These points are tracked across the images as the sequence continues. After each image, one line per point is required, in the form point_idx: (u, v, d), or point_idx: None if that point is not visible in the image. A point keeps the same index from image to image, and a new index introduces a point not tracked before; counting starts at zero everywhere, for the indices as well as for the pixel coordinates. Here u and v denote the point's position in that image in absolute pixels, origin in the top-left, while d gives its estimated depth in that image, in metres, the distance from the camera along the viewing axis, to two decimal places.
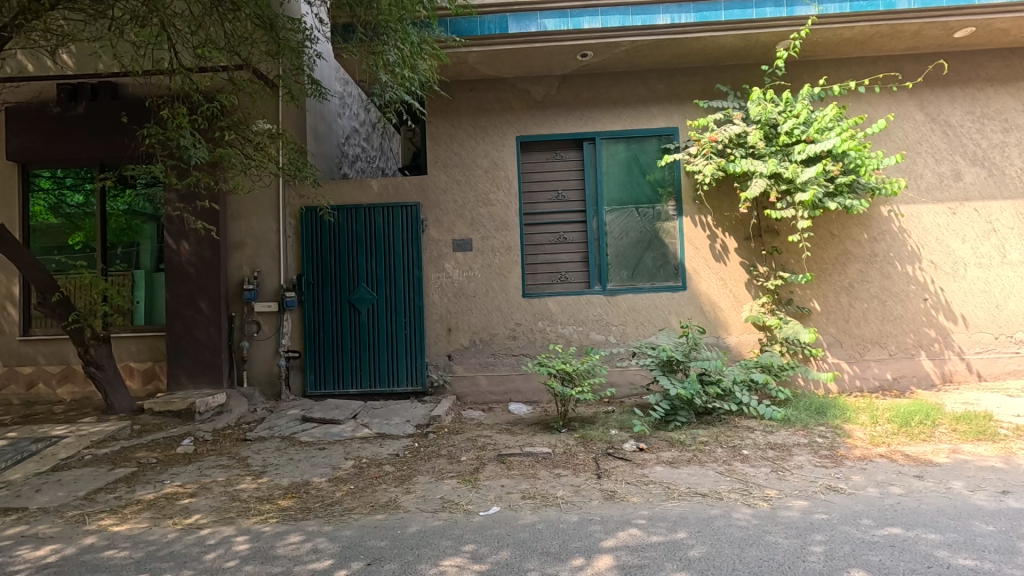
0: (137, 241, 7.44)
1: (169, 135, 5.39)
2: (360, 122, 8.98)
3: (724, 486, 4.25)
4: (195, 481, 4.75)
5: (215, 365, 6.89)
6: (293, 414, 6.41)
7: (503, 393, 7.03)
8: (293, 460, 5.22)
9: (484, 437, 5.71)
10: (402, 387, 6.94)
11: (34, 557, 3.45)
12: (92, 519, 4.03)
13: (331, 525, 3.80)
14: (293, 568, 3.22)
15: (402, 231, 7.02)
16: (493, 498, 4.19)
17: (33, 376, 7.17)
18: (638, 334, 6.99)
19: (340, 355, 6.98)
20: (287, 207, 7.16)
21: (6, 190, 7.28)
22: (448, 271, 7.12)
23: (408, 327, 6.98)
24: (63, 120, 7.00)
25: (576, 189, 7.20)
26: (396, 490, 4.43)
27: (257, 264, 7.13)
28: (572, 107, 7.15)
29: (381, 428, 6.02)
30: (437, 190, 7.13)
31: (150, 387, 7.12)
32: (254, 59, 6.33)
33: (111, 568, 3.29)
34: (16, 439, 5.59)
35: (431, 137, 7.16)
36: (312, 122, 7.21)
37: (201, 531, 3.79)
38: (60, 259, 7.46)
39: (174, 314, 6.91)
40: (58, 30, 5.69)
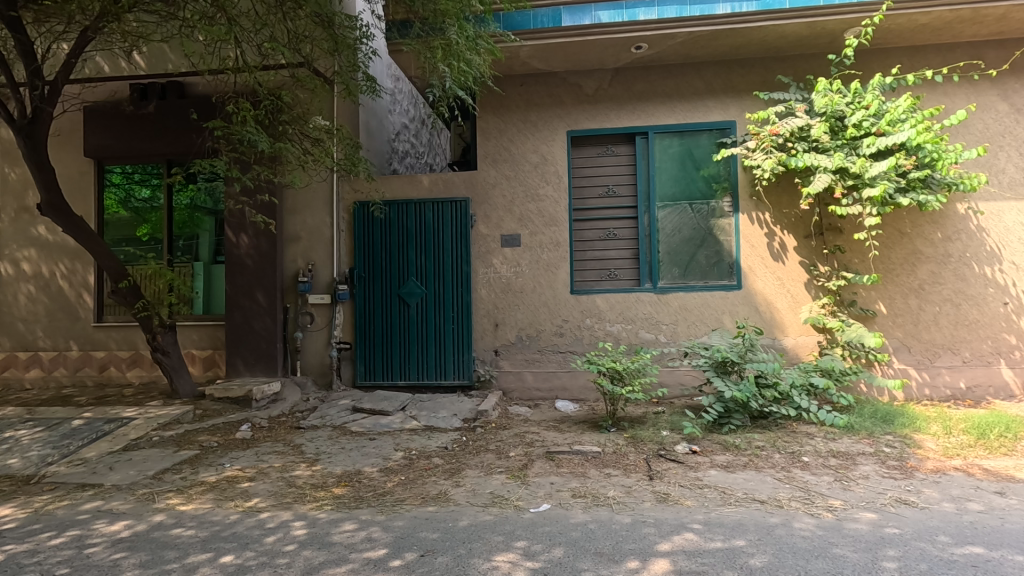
0: (198, 233, 7.76)
1: (234, 130, 5.61)
2: (410, 118, 9.09)
3: (784, 493, 4.08)
4: (253, 466, 4.92)
5: (270, 354, 7.11)
6: (344, 404, 6.57)
7: (549, 390, 6.99)
8: (345, 450, 5.34)
9: (532, 434, 5.68)
10: (449, 380, 7.01)
11: (110, 532, 3.64)
12: (160, 498, 4.24)
13: (384, 515, 3.86)
14: (349, 555, 3.27)
15: (451, 226, 7.07)
16: (543, 495, 4.16)
17: (105, 361, 7.60)
18: (690, 333, 6.81)
19: (389, 348, 7.10)
20: (341, 202, 7.32)
21: (83, 185, 7.72)
22: (496, 267, 7.12)
23: (456, 322, 7.03)
24: (135, 118, 7.37)
25: (627, 184, 7.06)
26: (446, 483, 4.47)
27: (312, 256, 7.31)
28: (625, 101, 7.00)
29: (429, 420, 6.09)
30: (486, 186, 7.14)
31: (210, 373, 7.44)
32: (313, 56, 6.49)
33: (179, 545, 3.44)
34: (90, 419, 5.93)
35: (481, 132, 7.17)
36: (365, 119, 7.33)
37: (261, 514, 3.92)
38: (129, 250, 7.86)
39: (233, 304, 7.17)
40: (134, 32, 6.00)
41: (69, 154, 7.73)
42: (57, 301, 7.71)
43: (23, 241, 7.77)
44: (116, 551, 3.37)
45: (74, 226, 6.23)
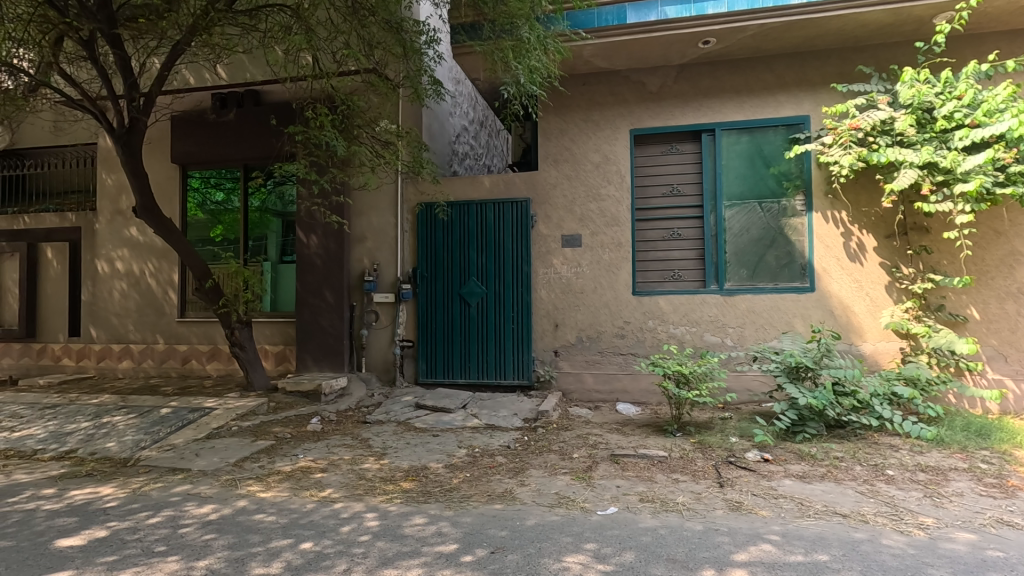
0: (269, 234, 8.11)
1: (314, 134, 5.94)
2: (470, 120, 9.21)
3: (868, 508, 3.85)
4: (325, 458, 5.12)
5: (337, 351, 7.35)
6: (407, 401, 6.72)
7: (610, 392, 6.91)
8: (410, 445, 5.46)
9: (595, 436, 5.63)
10: (509, 380, 7.04)
11: (200, 514, 3.88)
12: (242, 484, 4.48)
13: (452, 511, 3.92)
14: (421, 549, 3.34)
15: (512, 226, 7.11)
16: (609, 498, 4.11)
17: (187, 354, 8.11)
18: (758, 337, 6.55)
19: (450, 346, 7.21)
20: (405, 203, 7.50)
21: (169, 189, 8.26)
22: (556, 268, 7.09)
23: (516, 322, 7.07)
24: (216, 126, 7.84)
25: (691, 183, 6.89)
26: (511, 482, 4.49)
27: (377, 256, 7.53)
28: (690, 98, 6.83)
29: (491, 419, 6.14)
30: (547, 186, 7.13)
31: (281, 368, 7.79)
32: (383, 61, 6.73)
33: (262, 530, 3.62)
34: (176, 408, 6.34)
35: (542, 132, 7.17)
36: (428, 121, 7.50)
37: (335, 504, 4.07)
38: (208, 250, 8.34)
39: (303, 302, 7.47)
40: (222, 43, 6.51)
41: (158, 161, 8.30)
42: (146, 298, 8.29)
43: (118, 242, 8.41)
44: (205, 532, 3.58)
45: (163, 227, 6.66)
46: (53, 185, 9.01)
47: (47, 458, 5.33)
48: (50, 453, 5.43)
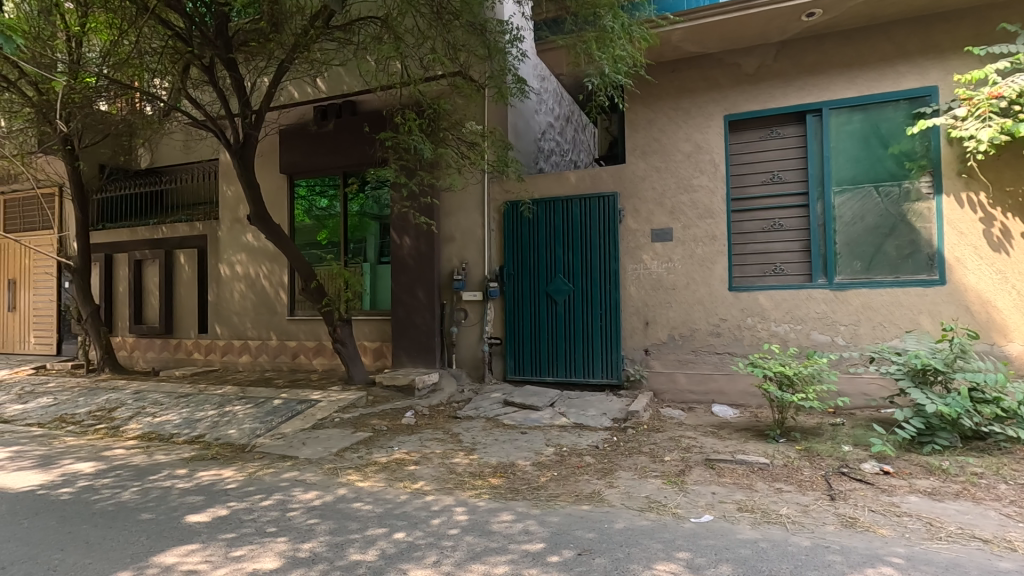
0: (366, 237, 8.54)
1: (403, 138, 6.25)
2: (556, 116, 9.16)
3: (1016, 533, 3.34)
4: (418, 450, 5.31)
5: (429, 347, 7.60)
6: (496, 398, 6.81)
7: (705, 393, 6.57)
8: (499, 441, 5.52)
9: (689, 439, 5.38)
10: (597, 379, 6.92)
11: (305, 499, 4.17)
12: (343, 473, 4.76)
13: (539, 509, 3.91)
14: (508, 546, 3.35)
15: (599, 222, 6.98)
16: (704, 505, 3.89)
17: (297, 349, 8.77)
18: (876, 336, 5.92)
19: (538, 343, 7.22)
20: (492, 203, 7.59)
21: (279, 197, 8.97)
22: (646, 263, 6.84)
23: (604, 320, 6.93)
24: (318, 136, 8.40)
25: (795, 169, 6.37)
26: (599, 483, 4.40)
27: (465, 256, 7.69)
28: (793, 76, 6.31)
29: (579, 418, 6.06)
30: (635, 179, 6.91)
31: (379, 363, 8.22)
32: (468, 63, 6.90)
33: (360, 518, 3.81)
34: (287, 399, 6.87)
35: (630, 124, 6.96)
36: (513, 120, 7.52)
37: (427, 497, 4.20)
38: (313, 253, 8.95)
39: (398, 301, 7.80)
40: (320, 58, 7.05)
41: (270, 172, 9.04)
42: (261, 297, 9.07)
43: (237, 247, 9.27)
44: (310, 517, 3.84)
45: (273, 233, 7.25)
46: (184, 198, 10.09)
47: (181, 441, 5.99)
48: (184, 437, 6.11)
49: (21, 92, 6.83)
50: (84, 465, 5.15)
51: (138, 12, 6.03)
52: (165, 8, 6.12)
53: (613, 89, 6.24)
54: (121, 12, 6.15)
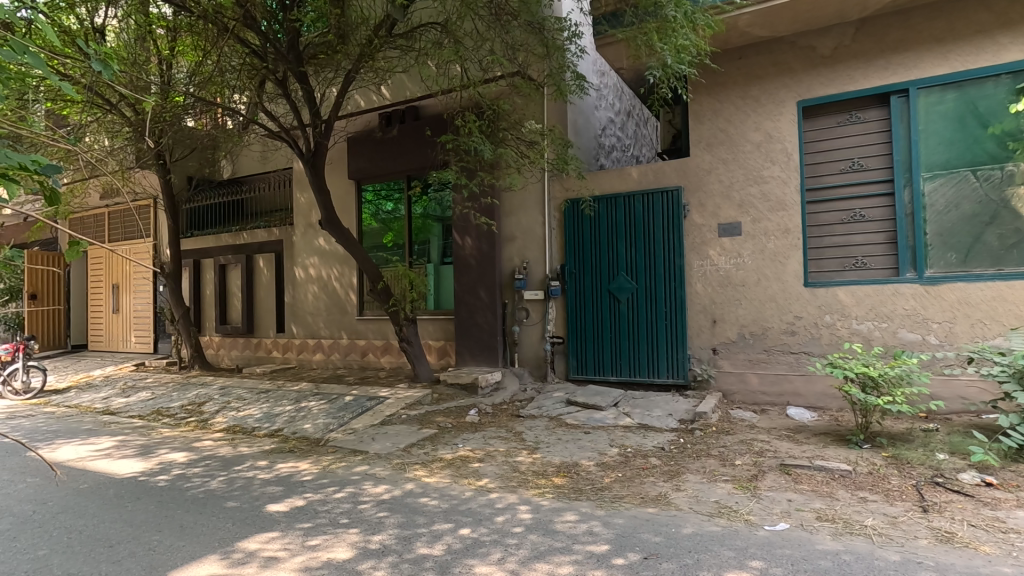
0: (429, 238, 8.73)
1: (464, 140, 6.37)
2: (616, 112, 8.99)
3: None
4: (482, 448, 5.38)
5: (492, 346, 7.67)
6: (558, 397, 6.78)
7: (779, 394, 6.25)
8: (562, 441, 5.49)
9: (762, 442, 5.14)
10: (663, 378, 6.75)
11: (375, 492, 4.33)
12: (410, 468, 4.90)
13: (604, 510, 3.86)
14: (573, 546, 3.33)
15: (663, 217, 6.80)
16: (779, 513, 3.70)
17: (366, 348, 9.11)
18: (975, 334, 5.41)
19: (601, 342, 7.13)
20: (552, 201, 7.56)
21: (348, 202, 9.34)
22: (713, 259, 6.59)
23: (669, 318, 6.74)
24: (383, 142, 8.68)
25: (878, 155, 5.94)
26: (666, 485, 4.28)
27: (526, 255, 7.70)
28: (874, 56, 5.88)
29: (643, 419, 5.93)
30: (700, 172, 6.67)
31: (443, 361, 8.40)
32: (527, 63, 6.93)
33: (427, 512, 3.91)
34: (357, 396, 7.16)
35: (694, 116, 6.73)
36: (573, 117, 7.46)
37: (491, 494, 4.25)
38: (379, 255, 9.25)
39: (460, 301, 7.93)
40: (384, 65, 7.31)
41: (339, 179, 9.43)
42: (332, 298, 9.50)
43: (310, 250, 9.76)
44: (379, 510, 3.98)
45: (343, 237, 7.56)
46: (262, 205, 10.72)
47: (262, 434, 6.38)
48: (264, 430, 6.50)
49: (121, 113, 7.50)
50: (177, 455, 5.59)
51: (218, 33, 6.48)
52: (243, 28, 6.53)
53: (677, 80, 6.09)
54: (204, 34, 6.64)
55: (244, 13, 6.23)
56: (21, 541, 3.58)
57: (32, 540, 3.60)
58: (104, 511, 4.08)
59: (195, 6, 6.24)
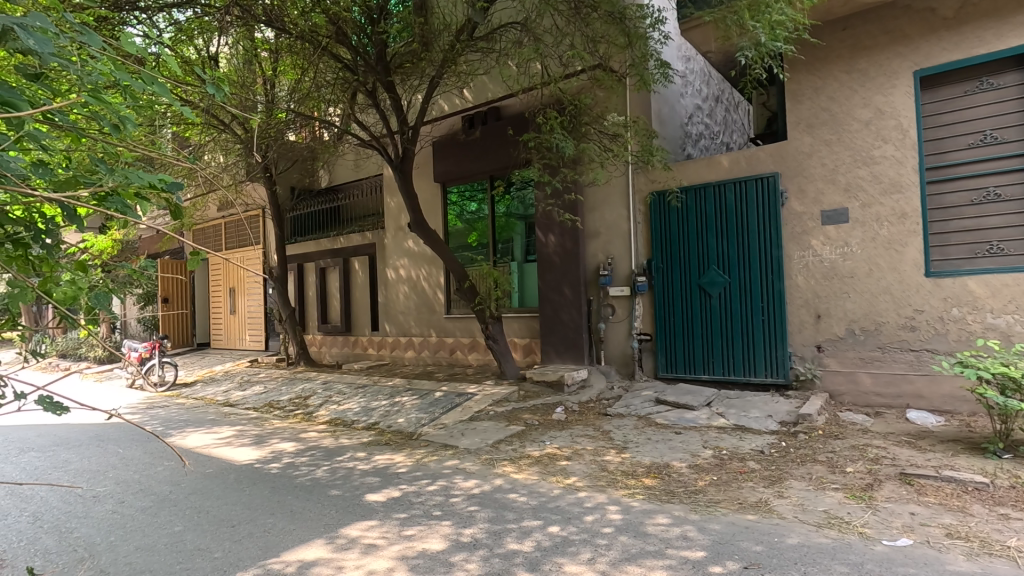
0: (513, 237, 8.80)
1: (546, 137, 6.37)
2: (704, 98, 8.57)
3: None
4: (569, 446, 5.35)
5: (577, 344, 7.61)
6: (647, 395, 6.60)
7: (896, 397, 5.66)
8: (652, 441, 5.34)
9: (877, 448, 4.69)
10: (760, 378, 6.37)
11: (466, 486, 4.44)
12: (499, 464, 4.97)
13: (699, 514, 3.69)
14: (666, 551, 3.22)
15: (758, 206, 6.41)
16: (900, 527, 3.36)
17: (454, 345, 9.37)
18: None
19: (691, 340, 6.86)
20: (637, 194, 7.36)
21: (434, 204, 9.65)
22: (815, 249, 6.11)
23: (766, 313, 6.35)
24: (466, 143, 8.87)
25: (1016, 125, 5.22)
26: (767, 491, 4.03)
27: (611, 250, 7.56)
28: (1009, 13, 5.18)
29: (740, 419, 5.63)
30: (800, 156, 6.21)
31: (529, 359, 8.45)
32: (608, 55, 6.83)
33: (516, 509, 3.94)
34: (446, 391, 7.38)
35: (792, 96, 6.27)
36: (657, 107, 7.21)
37: (580, 492, 4.22)
38: (464, 255, 9.46)
39: (545, 298, 7.93)
40: (465, 68, 7.48)
41: (425, 182, 9.77)
42: (422, 298, 9.87)
43: (401, 252, 10.20)
44: (470, 504, 4.07)
45: (430, 238, 7.81)
46: (356, 211, 11.34)
47: (360, 427, 6.75)
48: (362, 423, 6.88)
49: (234, 132, 8.24)
50: (287, 445, 6.06)
51: (314, 51, 6.90)
52: (336, 45, 6.92)
53: (772, 59, 5.71)
54: (302, 53, 7.11)
55: (335, 30, 6.58)
56: (161, 517, 4.04)
57: (169, 517, 4.05)
58: (227, 494, 4.51)
59: (293, 28, 6.68)
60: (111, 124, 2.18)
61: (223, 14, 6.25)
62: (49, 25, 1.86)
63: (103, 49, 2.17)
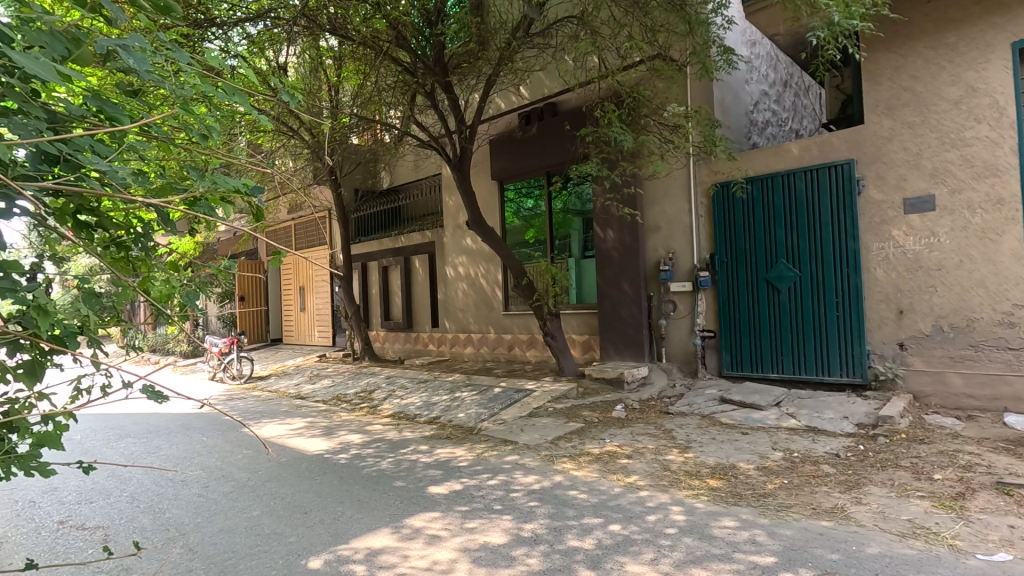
0: (570, 233, 8.74)
1: (604, 131, 6.27)
2: (771, 83, 8.17)
3: None
4: (630, 444, 5.27)
5: (637, 340, 7.47)
6: (711, 394, 6.39)
7: (991, 399, 5.20)
8: (717, 441, 5.17)
9: (970, 455, 4.33)
10: (835, 377, 6.02)
11: (526, 482, 4.47)
12: (558, 461, 4.97)
13: (768, 519, 3.55)
14: (734, 554, 3.11)
15: (831, 195, 6.05)
16: (996, 541, 3.09)
17: (512, 341, 9.44)
18: None
19: (759, 337, 6.59)
20: (699, 186, 7.13)
21: (492, 202, 9.75)
22: (897, 240, 5.70)
23: (841, 309, 6.00)
24: (524, 140, 8.90)
25: None
26: (843, 497, 3.82)
27: (672, 245, 7.36)
28: None
29: (812, 421, 5.36)
30: (879, 141, 5.81)
31: (588, 356, 8.39)
32: (668, 43, 6.65)
33: (576, 506, 3.93)
34: (506, 387, 7.45)
35: (869, 76, 5.87)
36: (720, 95, 6.95)
37: (641, 491, 4.15)
38: (521, 252, 9.49)
39: (604, 294, 7.83)
40: (522, 65, 7.50)
41: (483, 181, 9.87)
42: (480, 295, 9.99)
43: (459, 250, 10.37)
44: (531, 499, 4.09)
45: (488, 236, 7.89)
46: (416, 210, 11.62)
47: (422, 421, 6.94)
48: (424, 417, 7.06)
49: (302, 137, 8.64)
50: (354, 436, 6.31)
51: (376, 56, 7.10)
52: (396, 48, 7.11)
53: (846, 38, 5.39)
54: (364, 59, 7.33)
55: (396, 35, 6.76)
56: (242, 502, 4.32)
57: (249, 502, 4.32)
58: (300, 481, 4.75)
59: (356, 35, 6.87)
60: (200, 135, 2.35)
61: (291, 25, 6.53)
62: (146, 44, 2.00)
63: (191, 64, 2.33)
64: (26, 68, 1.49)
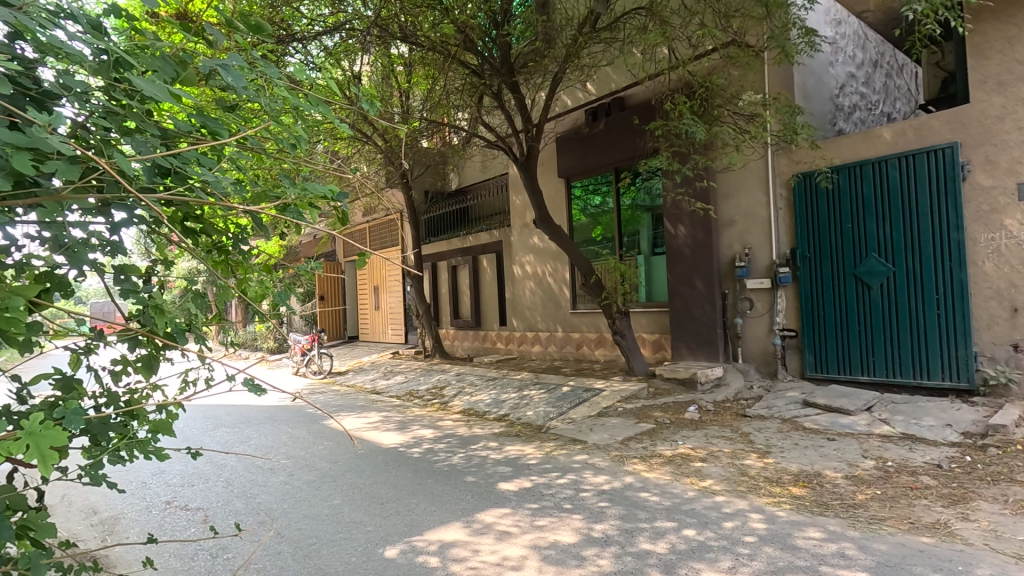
0: (639, 229, 8.56)
1: (675, 124, 6.09)
2: (859, 64, 7.62)
3: None
4: (705, 447, 5.09)
5: (711, 340, 7.20)
6: (793, 397, 6.05)
7: None
8: (800, 446, 4.89)
9: None
10: (936, 381, 5.53)
11: (596, 482, 4.42)
12: (629, 462, 4.88)
13: (859, 532, 3.32)
14: (820, 568, 2.93)
15: (931, 183, 5.56)
16: None
17: (580, 340, 9.37)
18: None
19: (847, 336, 6.17)
20: (778, 177, 6.77)
21: (559, 199, 9.72)
22: (1010, 230, 5.14)
23: (943, 306, 5.50)
24: (591, 137, 8.83)
25: None
26: (946, 512, 3.50)
27: (748, 240, 7.03)
28: None
29: (909, 428, 4.95)
30: (987, 121, 5.27)
31: (659, 355, 8.17)
32: (743, 29, 6.38)
33: (649, 508, 3.84)
34: (574, 386, 7.41)
35: (975, 51, 5.35)
36: (800, 80, 6.57)
37: (717, 496, 4.00)
38: (589, 250, 9.39)
39: (676, 292, 7.60)
40: (589, 61, 7.43)
41: (550, 179, 9.87)
42: (548, 293, 9.99)
43: (526, 249, 10.42)
44: (601, 500, 4.05)
45: (556, 234, 7.87)
46: (484, 210, 11.79)
47: (492, 418, 7.03)
48: (494, 414, 7.16)
49: (375, 143, 8.99)
50: (426, 431, 6.49)
51: (444, 60, 7.26)
52: (464, 52, 7.26)
53: (948, 11, 4.94)
54: (433, 63, 7.52)
55: (463, 38, 6.89)
56: (324, 491, 4.56)
57: (330, 490, 4.56)
58: (376, 473, 4.96)
59: (425, 41, 7.02)
60: (290, 145, 2.53)
61: (365, 35, 6.74)
62: (242, 62, 2.16)
63: (281, 79, 2.49)
64: (144, 89, 1.66)
